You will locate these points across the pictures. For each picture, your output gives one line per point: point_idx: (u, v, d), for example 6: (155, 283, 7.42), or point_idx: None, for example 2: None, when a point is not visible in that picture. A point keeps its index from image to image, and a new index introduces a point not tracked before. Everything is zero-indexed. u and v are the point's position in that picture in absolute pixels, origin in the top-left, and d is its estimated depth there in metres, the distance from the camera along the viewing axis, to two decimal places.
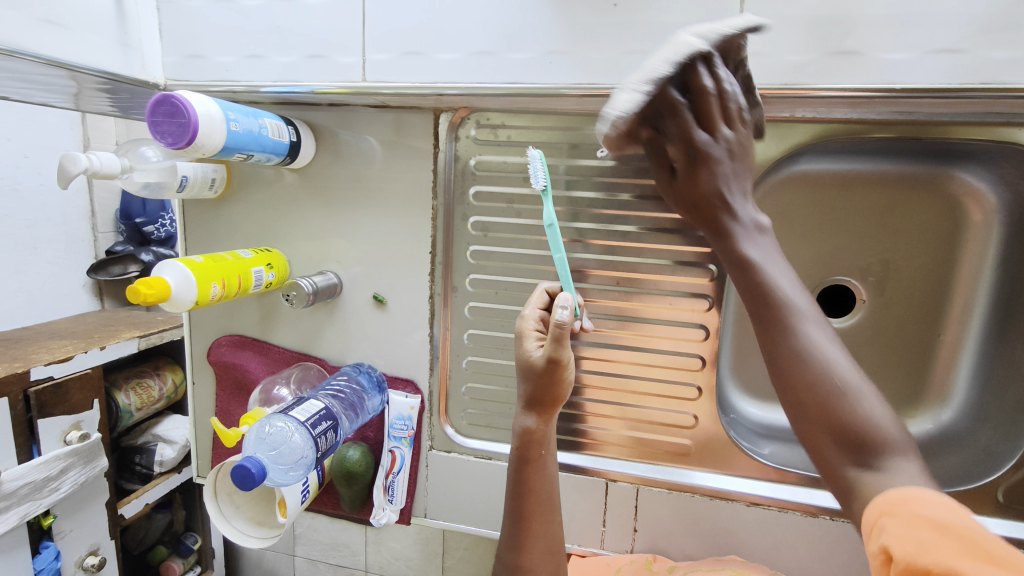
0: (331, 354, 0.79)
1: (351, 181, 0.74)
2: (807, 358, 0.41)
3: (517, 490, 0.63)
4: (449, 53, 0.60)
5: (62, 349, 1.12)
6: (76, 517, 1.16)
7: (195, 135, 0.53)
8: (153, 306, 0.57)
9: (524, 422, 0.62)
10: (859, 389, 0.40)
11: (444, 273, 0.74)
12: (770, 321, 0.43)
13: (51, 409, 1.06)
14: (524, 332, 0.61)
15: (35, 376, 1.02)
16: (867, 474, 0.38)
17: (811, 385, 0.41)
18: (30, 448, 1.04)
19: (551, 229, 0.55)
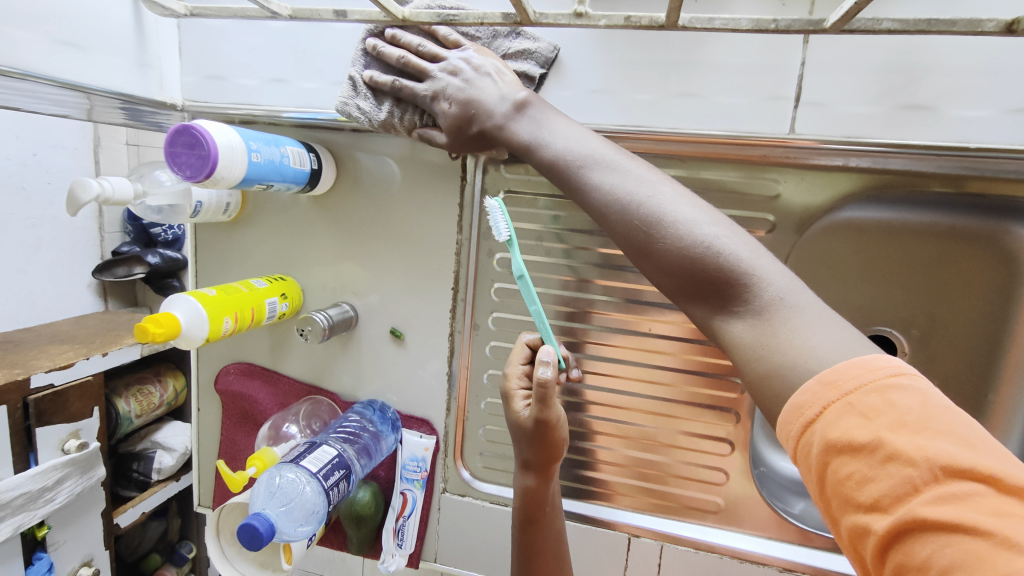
0: (342, 388, 0.75)
1: (371, 209, 0.70)
2: (657, 235, 0.39)
3: (524, 551, 0.60)
4: None
5: (63, 354, 1.08)
6: (71, 527, 1.13)
7: (215, 168, 0.50)
8: (162, 344, 0.54)
9: (524, 481, 0.59)
10: (717, 241, 0.37)
11: (465, 310, 0.70)
12: (604, 213, 0.41)
13: (50, 418, 1.03)
14: (510, 392, 0.58)
15: (35, 384, 0.99)
16: (732, 322, 0.37)
17: (672, 265, 0.38)
18: (26, 457, 1.01)
19: (524, 281, 0.49)
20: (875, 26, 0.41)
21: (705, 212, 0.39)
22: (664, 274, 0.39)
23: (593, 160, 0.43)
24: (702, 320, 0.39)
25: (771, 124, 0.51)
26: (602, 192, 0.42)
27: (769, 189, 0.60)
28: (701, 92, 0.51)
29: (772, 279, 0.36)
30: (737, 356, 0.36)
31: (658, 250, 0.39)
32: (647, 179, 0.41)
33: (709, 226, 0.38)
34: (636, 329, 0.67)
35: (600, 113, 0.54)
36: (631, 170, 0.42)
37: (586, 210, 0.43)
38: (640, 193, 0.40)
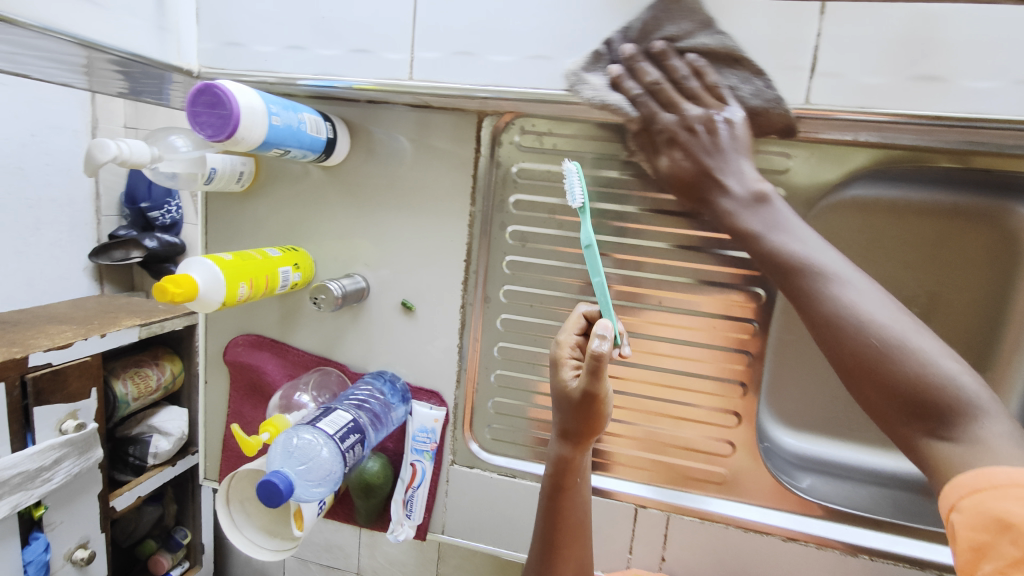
0: (352, 360, 0.75)
1: (384, 181, 0.71)
2: (891, 356, 0.39)
3: (547, 515, 0.61)
4: (502, 55, 0.57)
5: (62, 335, 1.08)
6: (67, 508, 1.12)
7: (236, 128, 0.50)
8: (180, 306, 0.54)
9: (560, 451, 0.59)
10: (961, 378, 0.37)
11: (477, 282, 0.71)
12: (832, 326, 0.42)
13: (48, 397, 1.02)
14: (562, 359, 0.56)
15: (34, 362, 0.98)
16: (939, 444, 0.37)
17: (897, 387, 0.38)
18: (24, 436, 1.00)
19: (590, 251, 0.50)
20: None
21: (893, 310, 0.41)
22: (869, 386, 0.40)
23: (833, 266, 0.44)
24: (907, 437, 0.39)
25: (788, 94, 0.51)
26: (845, 305, 0.42)
27: (779, 164, 0.62)
28: (720, 61, 0.52)
29: (999, 426, 0.35)
30: (938, 478, 0.37)
31: (892, 367, 0.39)
32: (884, 304, 0.41)
33: (953, 362, 0.38)
34: (646, 301, 0.68)
35: None
36: (885, 300, 0.41)
37: (811, 318, 0.44)
38: (882, 318, 0.40)
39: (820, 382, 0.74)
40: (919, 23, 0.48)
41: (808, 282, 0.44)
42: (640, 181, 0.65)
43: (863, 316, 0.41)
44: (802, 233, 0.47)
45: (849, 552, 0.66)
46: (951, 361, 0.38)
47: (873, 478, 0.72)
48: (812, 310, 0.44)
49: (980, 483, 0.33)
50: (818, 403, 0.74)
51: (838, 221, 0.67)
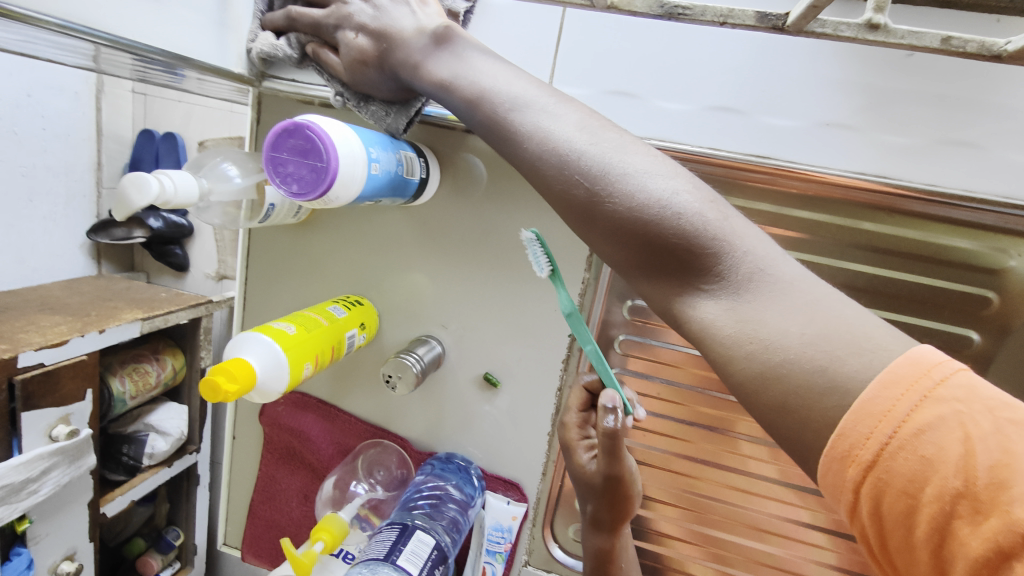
0: (415, 435, 0.63)
1: (475, 228, 0.57)
2: (601, 191, 0.29)
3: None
4: (676, 101, 0.43)
5: (56, 329, 0.79)
6: (56, 519, 0.83)
7: (334, 185, 0.36)
8: (233, 402, 0.42)
9: (595, 541, 0.51)
10: (674, 198, 0.28)
11: (581, 360, 0.58)
12: (542, 174, 0.32)
13: (39, 401, 0.74)
14: (572, 443, 0.48)
15: (24, 362, 0.70)
16: (697, 300, 0.28)
17: (616, 226, 0.29)
18: (9, 442, 0.72)
19: (571, 320, 0.40)
20: None
21: (585, 120, 0.32)
22: (605, 237, 0.30)
23: (523, 97, 0.34)
24: (661, 302, 0.29)
25: None
26: (538, 134, 0.32)
27: (993, 262, 0.48)
28: (978, 143, 0.39)
29: (744, 244, 0.27)
30: (711, 352, 0.27)
31: (603, 210, 0.29)
32: (582, 127, 0.32)
33: (662, 178, 0.29)
34: None
35: (828, 155, 0.41)
36: (575, 114, 0.33)
37: (522, 169, 0.34)
38: (575, 145, 0.31)
39: None
40: None
41: (498, 120, 0.34)
42: (807, 264, 0.52)
43: (547, 139, 0.32)
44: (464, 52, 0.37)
45: None
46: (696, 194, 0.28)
47: None
48: (515, 156, 0.34)
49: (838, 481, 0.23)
50: None
51: None
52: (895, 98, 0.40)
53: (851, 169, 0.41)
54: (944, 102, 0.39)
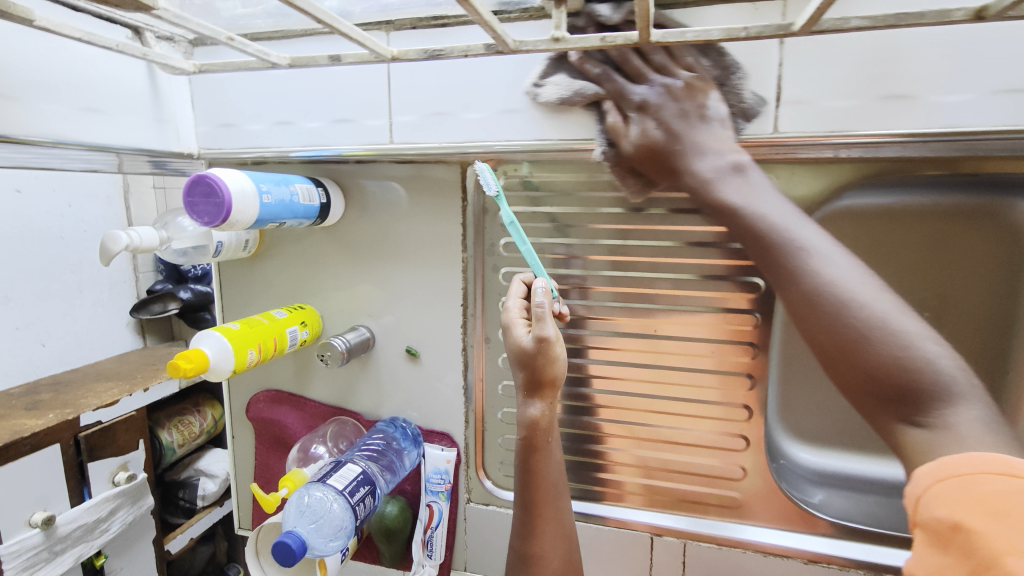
0: (366, 408, 0.78)
1: (380, 235, 0.74)
2: (873, 336, 0.42)
3: (524, 479, 0.53)
4: (475, 112, 0.59)
5: (109, 392, 1.15)
6: (127, 555, 1.19)
7: (230, 213, 0.54)
8: (193, 379, 0.58)
9: (529, 410, 0.53)
10: (939, 360, 0.41)
11: (476, 324, 0.73)
12: (812, 300, 0.45)
13: (101, 452, 1.09)
14: (512, 322, 0.55)
15: (85, 422, 1.05)
16: (914, 430, 0.40)
17: (879, 365, 0.42)
18: (81, 490, 1.07)
19: (514, 227, 0.60)
20: (843, 26, 0.40)
21: (855, 270, 0.45)
22: (847, 367, 0.44)
23: (815, 243, 0.47)
24: (890, 428, 0.42)
25: (754, 126, 0.51)
26: (821, 275, 0.45)
27: None
28: None
29: (964, 407, 0.39)
30: (909, 460, 0.40)
31: (863, 351, 0.43)
32: (865, 280, 0.45)
33: (933, 344, 0.42)
34: (642, 332, 0.68)
35: (588, 128, 0.56)
36: (851, 263, 0.46)
37: (788, 294, 0.47)
38: (863, 297, 0.44)
39: (838, 398, 0.71)
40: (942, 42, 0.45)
41: (788, 252, 0.47)
42: (623, 216, 0.65)
43: (829, 280, 0.45)
44: (754, 181, 0.50)
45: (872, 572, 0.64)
46: (953, 360, 0.41)
47: (897, 492, 0.69)
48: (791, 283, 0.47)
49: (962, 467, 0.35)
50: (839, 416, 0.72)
51: (828, 237, 0.69)
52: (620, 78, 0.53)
53: (606, 135, 0.55)
54: (653, 73, 0.52)
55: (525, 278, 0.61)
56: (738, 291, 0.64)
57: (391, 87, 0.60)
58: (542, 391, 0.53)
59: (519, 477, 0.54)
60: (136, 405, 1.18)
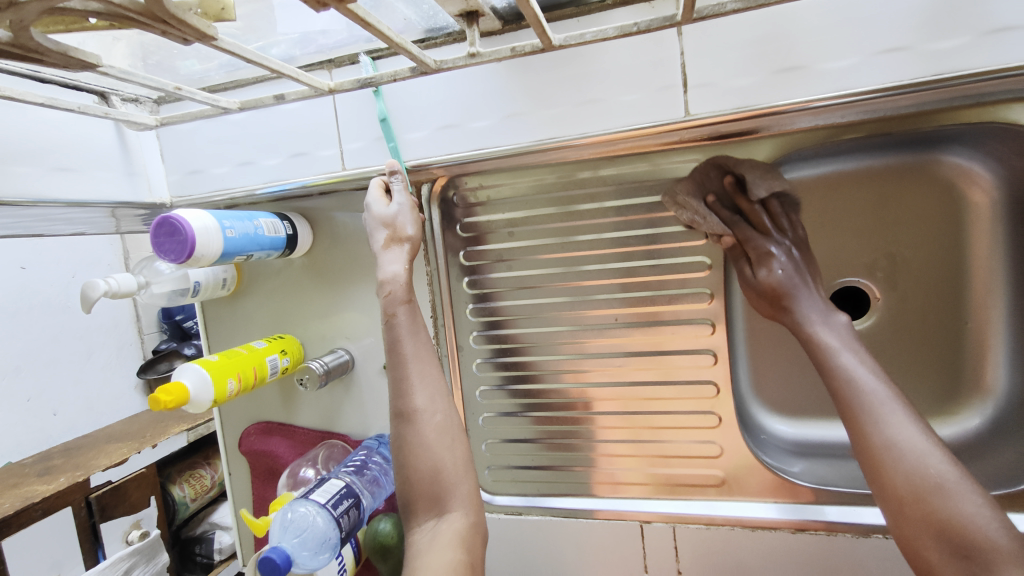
0: (352, 429, 0.80)
1: (350, 260, 0.77)
2: (931, 496, 0.44)
3: (388, 337, 0.56)
4: (416, 131, 0.63)
5: (119, 451, 1.19)
6: None
7: (194, 248, 0.58)
8: (174, 410, 0.61)
9: (392, 270, 0.58)
10: (990, 527, 0.41)
11: (447, 333, 0.75)
12: (901, 475, 0.45)
13: (112, 512, 1.10)
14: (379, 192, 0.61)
15: (94, 482, 1.08)
16: None
17: (941, 524, 0.43)
18: (95, 553, 1.08)
19: (387, 123, 0.63)
20: (721, 9, 0.49)
21: (925, 439, 0.47)
22: (917, 519, 0.44)
23: (883, 397, 0.50)
24: None
25: (667, 111, 0.55)
26: (945, 490, 0.44)
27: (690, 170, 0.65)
28: (602, 95, 0.56)
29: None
30: None
31: (939, 504, 0.43)
32: (938, 453, 0.46)
33: (979, 508, 0.42)
34: (606, 321, 0.70)
35: (519, 133, 0.59)
36: (927, 437, 0.47)
37: (863, 436, 0.48)
38: (931, 455, 0.45)
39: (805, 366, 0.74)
40: (827, 16, 0.50)
41: (914, 466, 0.45)
42: (571, 213, 0.69)
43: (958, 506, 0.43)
44: (824, 327, 0.58)
45: (860, 534, 0.63)
46: (995, 519, 0.42)
47: None
48: (852, 420, 0.50)
49: None
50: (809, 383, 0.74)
51: None
52: (543, 84, 0.58)
53: (537, 138, 0.59)
54: (571, 77, 0.57)
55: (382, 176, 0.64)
56: (689, 270, 0.67)
57: (340, 119, 0.65)
58: (396, 246, 0.59)
59: (387, 332, 0.57)
60: (144, 463, 1.20)
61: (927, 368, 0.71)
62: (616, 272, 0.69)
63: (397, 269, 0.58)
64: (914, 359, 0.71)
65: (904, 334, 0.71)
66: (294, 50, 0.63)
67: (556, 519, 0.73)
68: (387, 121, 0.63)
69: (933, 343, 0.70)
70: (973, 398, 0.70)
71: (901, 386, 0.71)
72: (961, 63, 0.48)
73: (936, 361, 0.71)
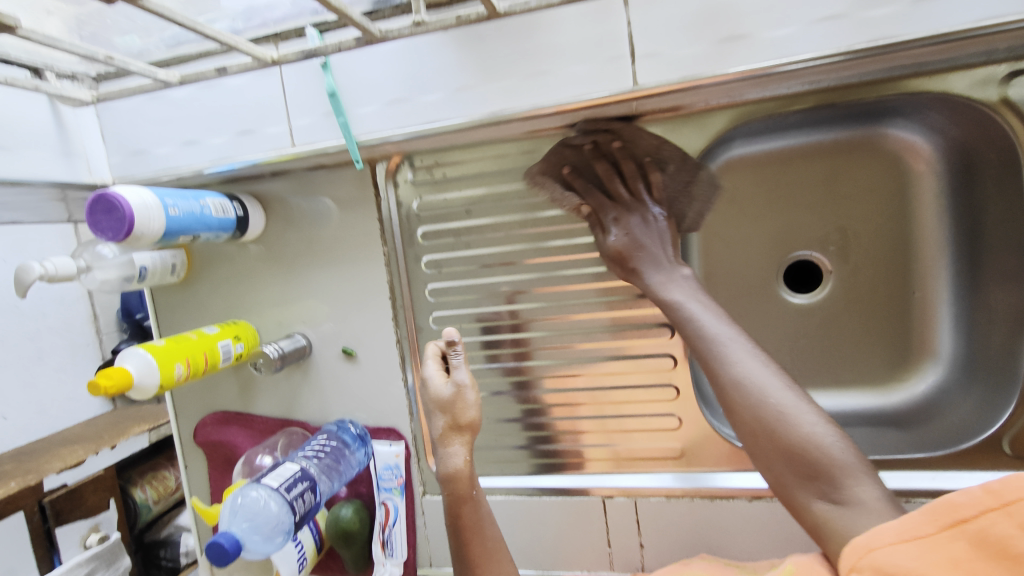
0: (312, 416, 0.79)
1: (305, 243, 0.75)
2: (780, 427, 0.46)
3: (455, 535, 0.55)
4: (367, 106, 0.61)
5: (74, 455, 1.14)
6: None
7: (132, 226, 0.55)
8: (115, 396, 0.58)
9: (450, 463, 0.56)
10: (829, 444, 0.45)
11: (406, 315, 0.74)
12: (751, 407, 0.48)
13: (67, 516, 1.07)
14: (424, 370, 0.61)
15: (47, 486, 1.04)
16: (830, 507, 0.43)
17: (790, 446, 0.46)
18: (51, 559, 1.03)
19: (336, 99, 0.61)
20: None
21: (766, 373, 0.49)
22: (772, 449, 0.47)
23: (724, 334, 0.53)
24: (797, 502, 0.46)
25: (616, 82, 0.55)
26: (793, 422, 0.46)
27: None
28: (551, 66, 0.56)
29: (869, 487, 0.43)
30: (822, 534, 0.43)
31: (786, 432, 0.46)
32: (775, 381, 0.49)
33: (813, 423, 0.46)
34: (566, 297, 0.70)
35: (470, 106, 0.59)
36: (767, 368, 0.50)
37: (719, 378, 0.51)
38: (772, 390, 0.48)
39: (762, 340, 0.76)
40: None
41: (762, 398, 0.48)
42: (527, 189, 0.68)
43: (805, 430, 0.46)
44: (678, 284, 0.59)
45: None
46: (828, 427, 0.46)
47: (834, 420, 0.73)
48: (710, 371, 0.52)
49: (872, 542, 0.37)
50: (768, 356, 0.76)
51: (727, 190, 0.74)
52: (492, 56, 0.57)
53: (489, 111, 0.58)
54: (520, 48, 0.56)
55: (438, 343, 0.63)
56: None
57: (288, 94, 0.63)
58: (456, 434, 0.58)
59: (453, 537, 0.55)
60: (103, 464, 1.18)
61: (878, 338, 0.73)
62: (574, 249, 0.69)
63: (460, 464, 0.56)
64: (866, 329, 0.73)
65: (857, 306, 0.73)
66: (237, 23, 0.60)
67: (519, 497, 0.73)
68: (336, 97, 0.61)
69: (883, 314, 0.72)
70: (922, 363, 0.72)
71: (853, 355, 0.74)
72: (894, 30, 0.49)
73: (887, 332, 0.73)
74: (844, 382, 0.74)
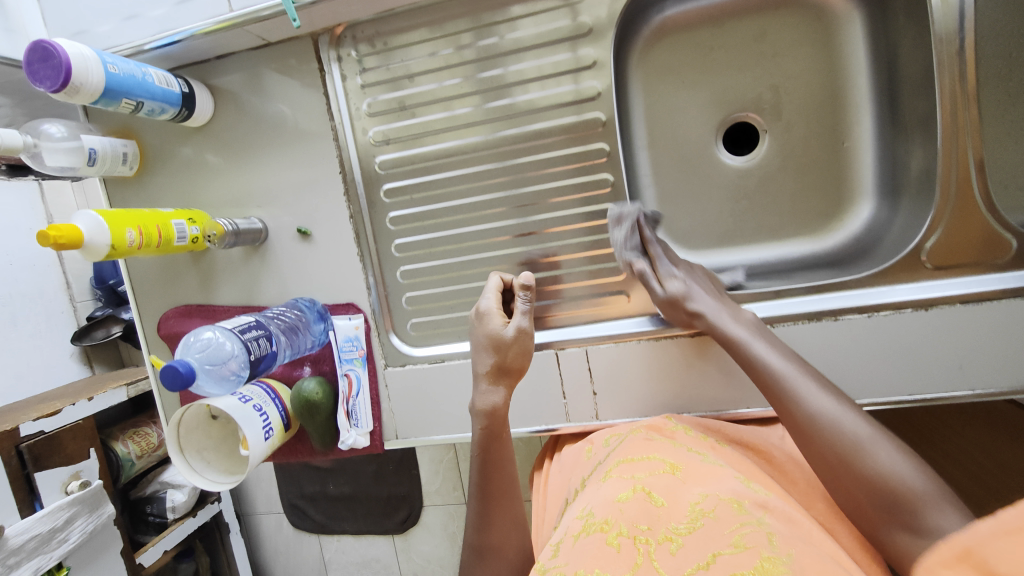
0: (272, 301, 0.80)
1: (253, 127, 0.76)
2: (886, 482, 0.50)
3: (484, 467, 0.65)
4: None
5: (47, 406, 1.05)
6: (93, 569, 1.03)
7: (70, 75, 0.56)
8: (63, 248, 0.59)
9: (493, 401, 0.65)
10: (926, 490, 0.48)
11: (358, 188, 0.76)
12: (861, 471, 0.51)
13: (46, 462, 0.99)
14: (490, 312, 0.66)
15: (24, 431, 0.96)
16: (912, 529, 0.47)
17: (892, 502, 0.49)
18: (31, 502, 0.96)
19: None
20: None
21: (872, 430, 0.53)
22: (872, 491, 0.50)
23: (842, 414, 0.54)
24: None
25: None
26: (885, 468, 0.50)
27: None
28: None
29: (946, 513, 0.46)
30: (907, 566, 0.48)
31: (891, 485, 0.49)
32: (890, 448, 0.51)
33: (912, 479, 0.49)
34: (509, 159, 0.73)
35: None
36: (873, 432, 0.53)
37: (831, 440, 0.54)
38: (888, 455, 0.51)
39: (704, 204, 0.79)
40: None
41: (875, 473, 0.50)
42: (464, 53, 0.71)
43: (898, 475, 0.50)
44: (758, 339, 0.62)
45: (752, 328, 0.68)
46: (906, 463, 0.50)
47: (770, 269, 0.78)
48: (816, 425, 0.55)
49: None
50: (710, 217, 0.79)
51: (662, 54, 0.76)
52: None
53: None
54: None
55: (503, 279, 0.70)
56: (579, 99, 0.70)
57: None
58: (502, 378, 0.67)
59: (479, 467, 0.65)
60: (82, 415, 1.09)
61: (814, 192, 0.76)
62: (513, 110, 0.72)
63: (497, 401, 0.65)
64: (801, 183, 0.76)
65: (792, 162, 0.76)
66: None
67: None
68: None
69: (817, 167, 0.75)
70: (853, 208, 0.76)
71: (791, 209, 0.76)
72: None
73: (821, 184, 0.76)
74: (783, 235, 0.77)
